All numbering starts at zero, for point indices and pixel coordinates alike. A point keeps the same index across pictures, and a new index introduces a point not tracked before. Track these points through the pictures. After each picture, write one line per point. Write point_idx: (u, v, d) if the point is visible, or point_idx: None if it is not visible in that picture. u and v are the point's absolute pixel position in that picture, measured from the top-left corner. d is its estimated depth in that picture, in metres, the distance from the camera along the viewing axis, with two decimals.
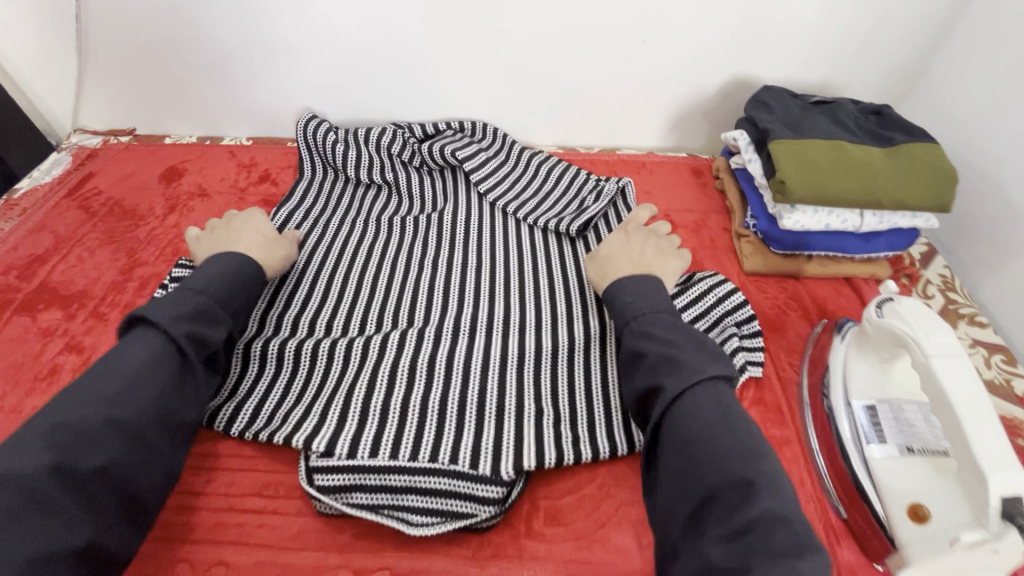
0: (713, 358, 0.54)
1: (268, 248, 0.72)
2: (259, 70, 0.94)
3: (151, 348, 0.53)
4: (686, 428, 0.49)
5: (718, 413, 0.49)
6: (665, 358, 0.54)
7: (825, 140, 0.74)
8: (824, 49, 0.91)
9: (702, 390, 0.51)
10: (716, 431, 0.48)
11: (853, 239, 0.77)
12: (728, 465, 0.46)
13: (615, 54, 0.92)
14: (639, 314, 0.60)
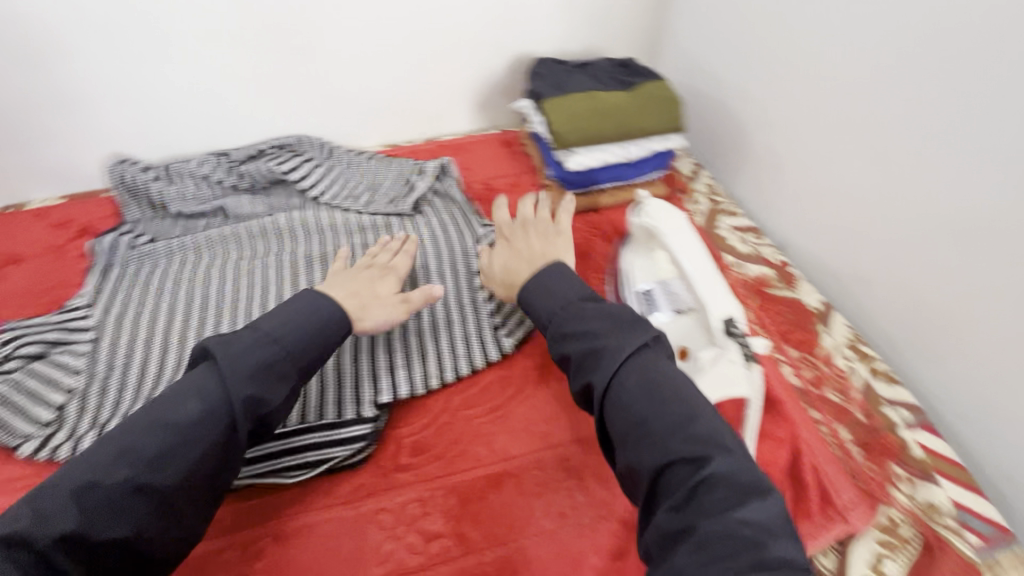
0: (636, 334, 0.55)
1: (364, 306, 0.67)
2: (53, 124, 0.93)
3: (202, 400, 0.52)
4: (634, 412, 0.51)
5: (652, 390, 0.52)
6: (590, 353, 0.55)
7: (582, 92, 0.89)
8: (578, 20, 1.08)
9: (632, 370, 0.53)
10: (641, 409, 0.51)
11: (626, 168, 0.93)
12: (672, 437, 0.49)
13: (405, 52, 1.02)
14: (555, 315, 0.61)
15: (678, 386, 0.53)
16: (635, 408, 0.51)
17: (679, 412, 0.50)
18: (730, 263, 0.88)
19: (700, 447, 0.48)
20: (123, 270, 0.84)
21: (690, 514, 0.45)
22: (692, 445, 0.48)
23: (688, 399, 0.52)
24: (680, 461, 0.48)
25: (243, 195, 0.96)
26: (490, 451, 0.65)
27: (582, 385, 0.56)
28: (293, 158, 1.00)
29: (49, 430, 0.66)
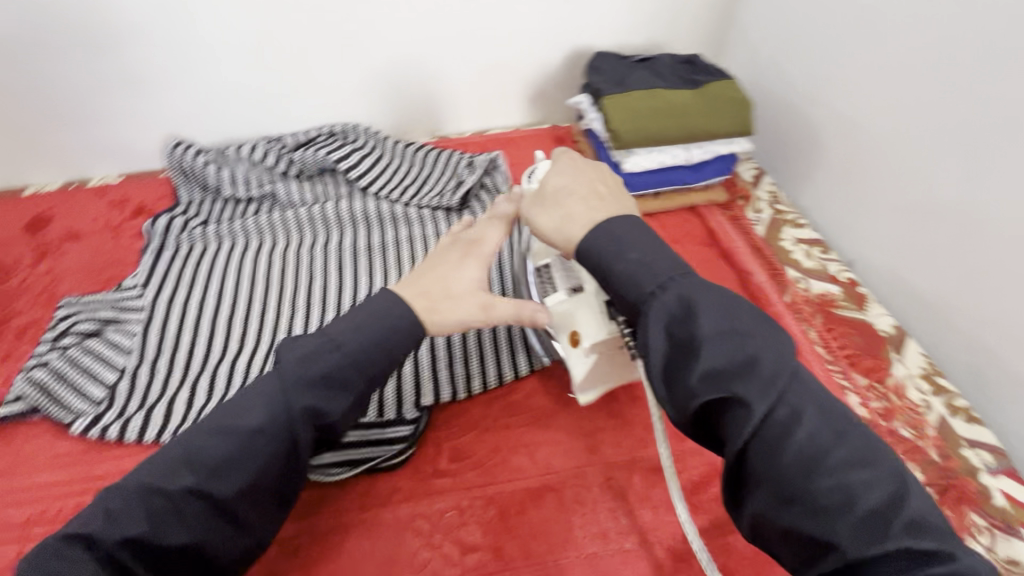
0: (781, 338, 0.41)
1: (432, 309, 0.52)
2: (118, 106, 0.95)
3: (245, 417, 0.45)
4: (801, 447, 0.36)
5: (826, 406, 0.38)
6: (745, 362, 0.39)
7: (645, 89, 0.85)
8: (643, 12, 1.02)
9: (793, 400, 0.38)
10: (846, 432, 0.37)
11: (686, 172, 0.88)
12: (844, 490, 0.35)
13: (463, 41, 0.99)
14: (671, 282, 0.43)
15: (838, 414, 0.38)
16: (805, 439, 0.37)
17: (862, 454, 0.36)
18: (794, 279, 0.82)
19: (929, 533, 0.34)
20: (174, 252, 0.85)
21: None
22: (910, 530, 0.34)
23: (871, 440, 0.37)
24: (900, 552, 0.33)
25: (292, 182, 0.96)
26: (534, 462, 0.62)
27: (721, 404, 0.39)
28: (342, 145, 0.98)
29: (100, 408, 0.67)
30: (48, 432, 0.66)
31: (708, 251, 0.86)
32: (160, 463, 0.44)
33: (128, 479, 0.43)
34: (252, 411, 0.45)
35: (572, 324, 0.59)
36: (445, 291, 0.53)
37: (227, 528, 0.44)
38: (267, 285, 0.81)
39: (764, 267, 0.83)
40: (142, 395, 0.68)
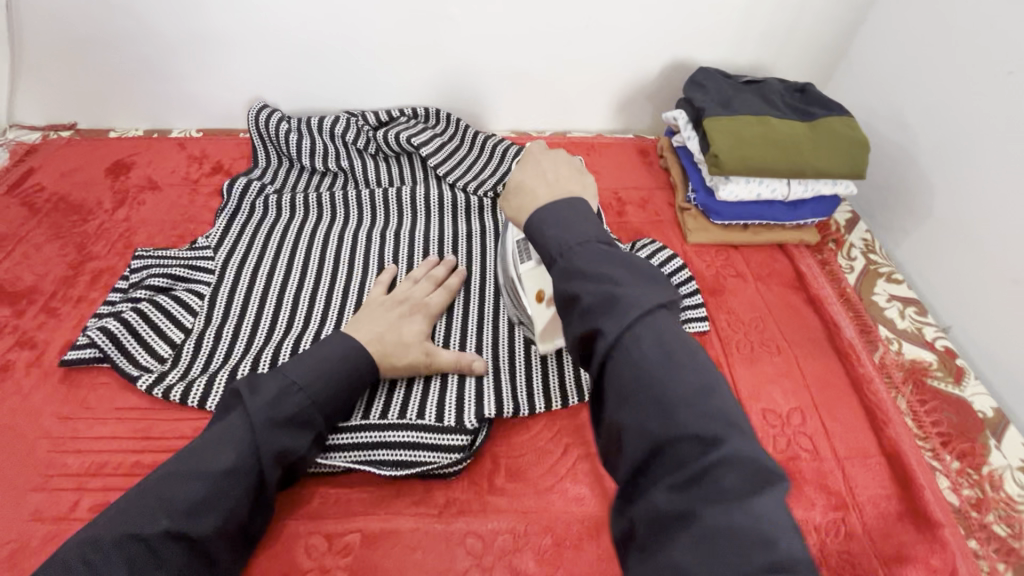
0: (657, 286, 0.42)
1: (390, 355, 0.62)
2: (205, 62, 0.94)
3: (237, 451, 0.50)
4: (635, 361, 0.39)
5: (668, 338, 0.39)
6: (605, 296, 0.41)
7: (754, 116, 0.81)
8: (755, 31, 0.96)
9: (645, 325, 0.40)
10: (674, 352, 0.39)
11: (781, 207, 0.83)
12: (677, 413, 0.36)
13: (562, 40, 0.95)
14: (578, 249, 0.45)
15: (682, 349, 0.39)
16: (641, 348, 0.39)
17: (705, 390, 0.37)
18: (885, 339, 0.77)
19: (710, 423, 0.36)
20: (249, 217, 0.85)
21: (690, 493, 0.34)
22: (706, 417, 0.36)
23: (702, 367, 0.39)
24: (689, 438, 0.35)
25: (370, 161, 0.94)
26: (594, 496, 0.59)
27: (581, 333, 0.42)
28: (424, 130, 0.95)
29: (165, 367, 0.66)
30: (111, 382, 0.66)
31: (795, 295, 0.81)
32: (205, 486, 0.47)
33: (167, 486, 0.47)
34: (278, 438, 0.52)
35: (542, 284, 0.65)
36: (397, 338, 0.64)
37: (241, 541, 0.50)
38: (337, 264, 0.79)
39: (854, 322, 0.78)
40: (205, 360, 0.67)
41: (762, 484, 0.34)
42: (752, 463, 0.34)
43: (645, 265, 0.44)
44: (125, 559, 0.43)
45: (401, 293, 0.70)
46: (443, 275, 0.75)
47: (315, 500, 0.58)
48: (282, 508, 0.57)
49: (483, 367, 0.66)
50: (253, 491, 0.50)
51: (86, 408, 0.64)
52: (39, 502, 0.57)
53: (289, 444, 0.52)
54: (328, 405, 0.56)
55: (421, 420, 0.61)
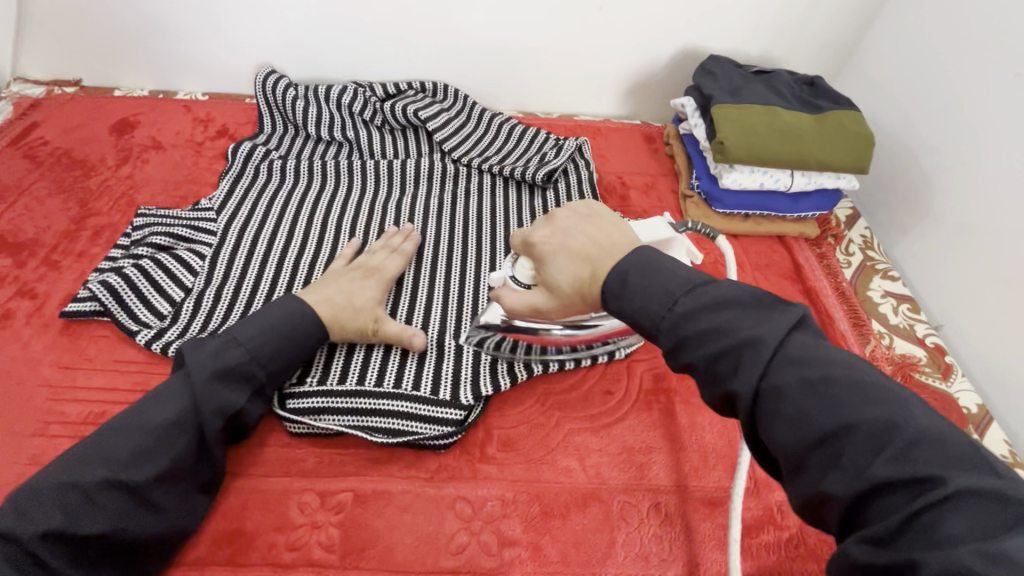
0: (777, 316, 0.41)
1: (339, 315, 0.62)
2: (213, 21, 0.92)
3: (179, 405, 0.52)
4: (789, 414, 0.37)
5: (832, 364, 0.38)
6: (728, 354, 0.41)
7: (762, 105, 0.81)
8: (769, 21, 0.96)
9: (780, 369, 0.39)
10: (828, 371, 0.38)
11: (784, 199, 0.84)
12: (865, 431, 0.35)
13: (575, 20, 0.94)
14: (684, 314, 0.43)
15: (840, 381, 0.37)
16: (792, 407, 0.37)
17: (885, 445, 0.34)
18: (877, 334, 0.78)
19: (922, 460, 0.33)
20: (252, 181, 0.85)
21: (895, 537, 0.31)
22: (895, 465, 0.33)
23: (874, 391, 0.36)
24: (869, 468, 0.33)
25: (376, 132, 0.94)
26: (582, 469, 0.61)
27: (717, 397, 0.42)
28: (431, 104, 0.95)
29: (167, 322, 0.66)
30: (111, 335, 0.67)
31: (792, 288, 0.82)
32: (143, 440, 0.49)
33: (100, 441, 0.49)
34: (213, 398, 0.53)
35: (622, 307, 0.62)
36: (348, 300, 0.63)
37: (193, 488, 0.52)
38: (338, 230, 0.80)
39: (847, 315, 0.79)
40: (203, 318, 0.67)
41: (980, 498, 0.31)
42: (991, 495, 0.31)
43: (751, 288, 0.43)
44: (63, 508, 0.45)
45: (358, 260, 0.70)
46: (399, 243, 0.74)
47: (308, 458, 0.59)
48: (278, 465, 0.58)
49: (423, 343, 0.64)
50: (192, 446, 0.51)
51: (84, 358, 0.64)
52: (36, 447, 0.57)
53: (225, 402, 0.54)
54: (272, 364, 0.57)
55: (416, 390, 0.62)
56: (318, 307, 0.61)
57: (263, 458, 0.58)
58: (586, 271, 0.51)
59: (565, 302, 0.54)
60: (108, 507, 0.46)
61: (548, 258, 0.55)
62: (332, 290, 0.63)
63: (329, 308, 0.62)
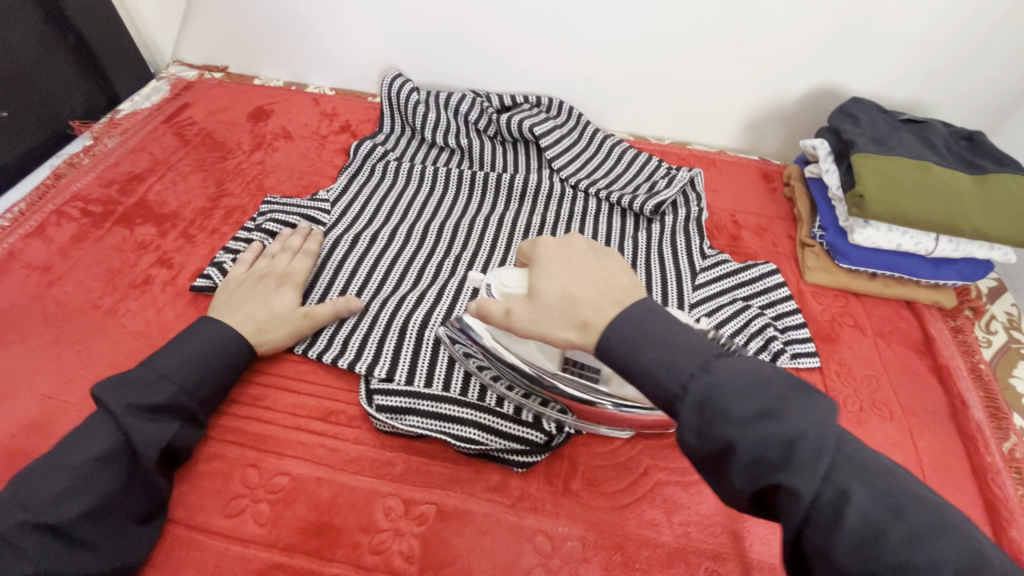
0: (819, 402, 0.38)
1: (263, 330, 0.64)
2: (349, 24, 0.97)
3: (103, 440, 0.51)
4: (857, 528, 0.34)
5: (890, 486, 0.35)
6: (783, 442, 0.36)
7: (913, 159, 0.74)
8: (923, 66, 0.88)
9: (843, 476, 0.35)
10: (881, 481, 0.35)
11: (923, 263, 0.76)
12: (919, 548, 0.33)
13: (705, 47, 0.90)
14: (719, 379, 0.39)
15: (893, 486, 0.35)
16: (857, 518, 0.34)
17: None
18: (1020, 429, 0.68)
19: None
20: (367, 179, 0.88)
21: None
22: None
23: (929, 503, 0.35)
24: None
25: (488, 143, 0.95)
26: (669, 524, 0.57)
27: (750, 491, 0.37)
28: (546, 120, 0.95)
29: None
30: None
31: (919, 361, 0.74)
32: (65, 479, 0.48)
33: (17, 490, 0.47)
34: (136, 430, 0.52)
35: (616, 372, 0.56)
36: (267, 313, 0.64)
37: None
38: (442, 236, 0.81)
39: (984, 404, 0.70)
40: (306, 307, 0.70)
41: None
42: None
43: (789, 372, 0.40)
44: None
45: (263, 268, 0.69)
46: (300, 242, 0.73)
47: (398, 464, 0.59)
48: (369, 465, 0.59)
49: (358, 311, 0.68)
50: (126, 479, 0.51)
51: None
52: None
53: (154, 434, 0.53)
54: (199, 393, 0.58)
55: (498, 408, 0.62)
56: (247, 329, 0.62)
57: (355, 455, 0.60)
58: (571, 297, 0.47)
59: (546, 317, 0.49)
60: (29, 547, 0.45)
61: (542, 265, 0.51)
62: (255, 310, 0.64)
63: (256, 331, 0.63)
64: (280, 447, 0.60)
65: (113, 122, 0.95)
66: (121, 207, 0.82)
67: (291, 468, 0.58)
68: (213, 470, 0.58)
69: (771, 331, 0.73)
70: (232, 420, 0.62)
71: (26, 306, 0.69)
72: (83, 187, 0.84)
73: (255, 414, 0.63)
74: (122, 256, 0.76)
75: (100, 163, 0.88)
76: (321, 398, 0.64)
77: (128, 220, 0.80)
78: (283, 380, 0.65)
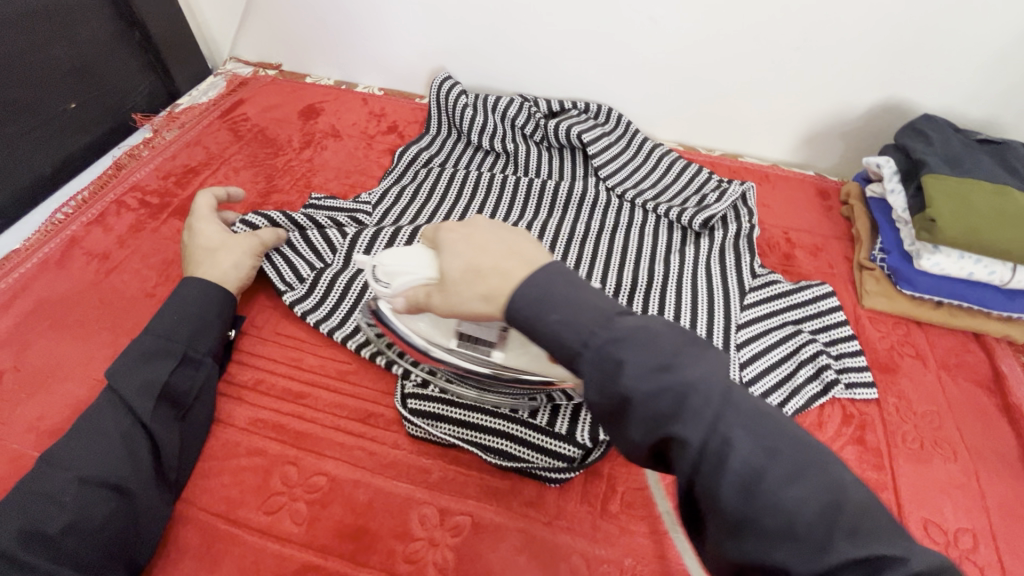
0: (713, 355, 0.38)
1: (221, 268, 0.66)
2: (400, 24, 0.97)
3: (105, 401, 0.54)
4: (738, 471, 0.34)
5: (777, 433, 0.36)
6: (671, 392, 0.36)
7: (990, 183, 0.69)
8: (1003, 82, 0.82)
9: (725, 424, 0.35)
10: (767, 429, 0.36)
11: (996, 294, 0.72)
12: (782, 492, 0.33)
13: (763, 57, 0.87)
14: (624, 354, 0.37)
15: (774, 431, 0.36)
16: (738, 463, 0.34)
17: (856, 524, 0.32)
18: None
19: (867, 535, 0.32)
20: (412, 180, 0.88)
21: None
22: (856, 540, 0.32)
23: (813, 453, 0.36)
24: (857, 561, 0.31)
25: (534, 148, 0.94)
26: None
27: (647, 441, 0.37)
28: (594, 127, 0.93)
29: (303, 288, 0.70)
30: (276, 308, 0.72)
31: (987, 399, 0.69)
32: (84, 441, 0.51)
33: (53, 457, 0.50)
34: (132, 377, 0.56)
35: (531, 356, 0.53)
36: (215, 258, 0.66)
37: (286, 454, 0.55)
38: None
39: None
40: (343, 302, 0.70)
41: None
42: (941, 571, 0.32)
43: (683, 328, 0.40)
44: (23, 510, 0.47)
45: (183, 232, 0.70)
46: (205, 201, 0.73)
47: (435, 472, 0.59)
48: (405, 471, 0.59)
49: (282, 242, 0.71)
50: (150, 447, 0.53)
51: (253, 326, 0.70)
52: None
53: (149, 376, 0.56)
54: (180, 334, 0.60)
55: (532, 419, 0.61)
56: (208, 277, 0.65)
57: (392, 459, 0.60)
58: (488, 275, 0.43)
59: (454, 298, 0.46)
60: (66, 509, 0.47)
61: (446, 245, 0.47)
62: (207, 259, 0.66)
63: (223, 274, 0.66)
64: (319, 447, 0.60)
65: (172, 115, 0.98)
66: (176, 199, 0.84)
67: (329, 469, 0.59)
68: (255, 465, 0.59)
69: (823, 357, 0.70)
70: (275, 416, 0.62)
71: (85, 291, 0.72)
72: (141, 177, 0.87)
73: (297, 411, 0.63)
74: (176, 247, 0.78)
75: (159, 155, 0.91)
76: (361, 400, 0.64)
77: (183, 212, 0.82)
78: (326, 378, 0.66)
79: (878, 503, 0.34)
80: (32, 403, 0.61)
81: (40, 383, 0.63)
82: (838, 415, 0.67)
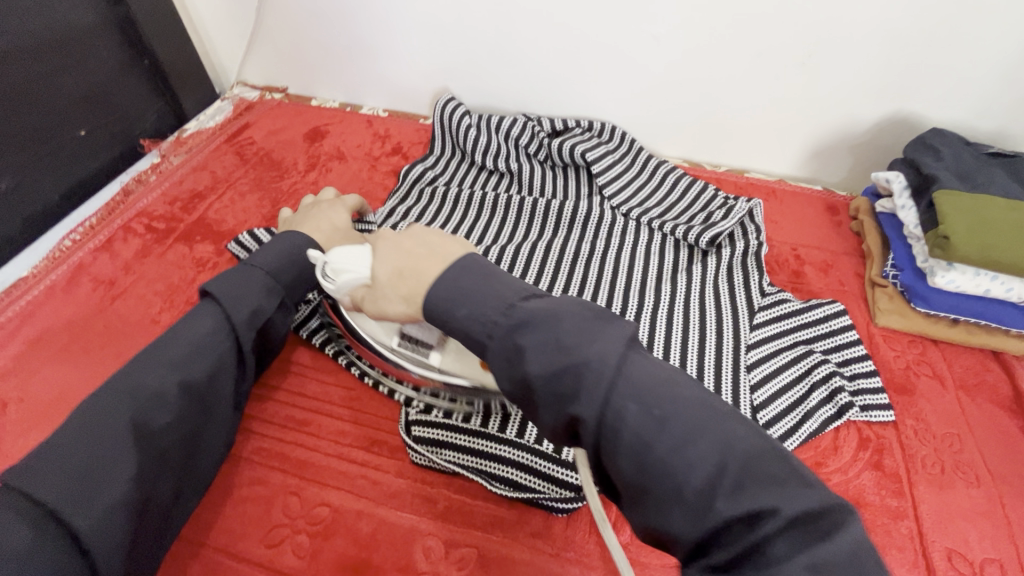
0: (609, 329, 0.38)
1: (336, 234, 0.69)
2: (404, 45, 0.98)
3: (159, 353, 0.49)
4: (631, 444, 0.34)
5: (668, 399, 0.35)
6: (569, 372, 0.36)
7: (1004, 198, 0.68)
8: (1013, 94, 0.81)
9: (619, 396, 0.35)
10: (665, 397, 0.35)
11: (1014, 311, 0.70)
12: (649, 450, 0.34)
13: (767, 72, 0.87)
14: (524, 338, 0.39)
15: (667, 399, 0.35)
16: (632, 435, 0.34)
17: (746, 481, 0.32)
18: None
19: (764, 491, 0.32)
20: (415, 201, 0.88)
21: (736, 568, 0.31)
22: (738, 498, 0.32)
23: (708, 417, 0.35)
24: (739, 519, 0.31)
25: (538, 167, 0.94)
26: None
27: (558, 421, 0.37)
28: (598, 145, 0.93)
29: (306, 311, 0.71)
30: None
31: (1009, 420, 0.67)
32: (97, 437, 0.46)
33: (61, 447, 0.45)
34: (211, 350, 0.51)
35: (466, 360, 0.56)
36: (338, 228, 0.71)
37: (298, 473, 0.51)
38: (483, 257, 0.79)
39: None
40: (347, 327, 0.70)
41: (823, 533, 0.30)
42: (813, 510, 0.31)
43: (590, 305, 0.40)
44: None
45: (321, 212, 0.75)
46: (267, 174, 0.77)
47: (440, 501, 0.58)
48: (410, 501, 0.58)
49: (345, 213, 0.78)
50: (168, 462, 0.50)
51: None
52: None
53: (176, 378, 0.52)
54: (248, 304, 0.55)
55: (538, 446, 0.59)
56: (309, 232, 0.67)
57: (397, 489, 0.59)
58: (402, 282, 0.47)
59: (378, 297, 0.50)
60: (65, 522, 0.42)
61: (381, 248, 0.51)
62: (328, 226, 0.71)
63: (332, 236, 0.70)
64: (323, 476, 0.59)
65: (179, 140, 0.99)
66: (182, 225, 0.84)
67: (332, 499, 0.58)
68: (257, 497, 0.58)
69: (836, 379, 0.68)
70: (278, 445, 0.62)
71: (91, 318, 0.72)
72: (148, 204, 0.87)
73: (301, 438, 0.62)
74: (181, 272, 0.78)
75: (166, 181, 0.91)
76: (364, 427, 0.64)
77: (188, 237, 0.82)
78: (329, 405, 0.65)
79: (784, 454, 0.34)
80: (36, 434, 0.61)
81: (44, 414, 0.63)
82: (855, 438, 0.65)
